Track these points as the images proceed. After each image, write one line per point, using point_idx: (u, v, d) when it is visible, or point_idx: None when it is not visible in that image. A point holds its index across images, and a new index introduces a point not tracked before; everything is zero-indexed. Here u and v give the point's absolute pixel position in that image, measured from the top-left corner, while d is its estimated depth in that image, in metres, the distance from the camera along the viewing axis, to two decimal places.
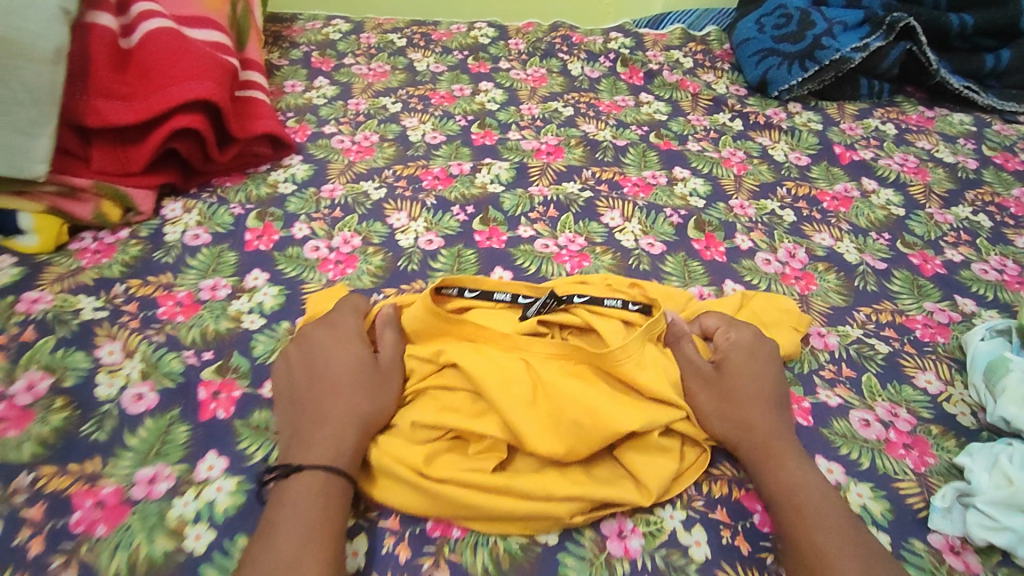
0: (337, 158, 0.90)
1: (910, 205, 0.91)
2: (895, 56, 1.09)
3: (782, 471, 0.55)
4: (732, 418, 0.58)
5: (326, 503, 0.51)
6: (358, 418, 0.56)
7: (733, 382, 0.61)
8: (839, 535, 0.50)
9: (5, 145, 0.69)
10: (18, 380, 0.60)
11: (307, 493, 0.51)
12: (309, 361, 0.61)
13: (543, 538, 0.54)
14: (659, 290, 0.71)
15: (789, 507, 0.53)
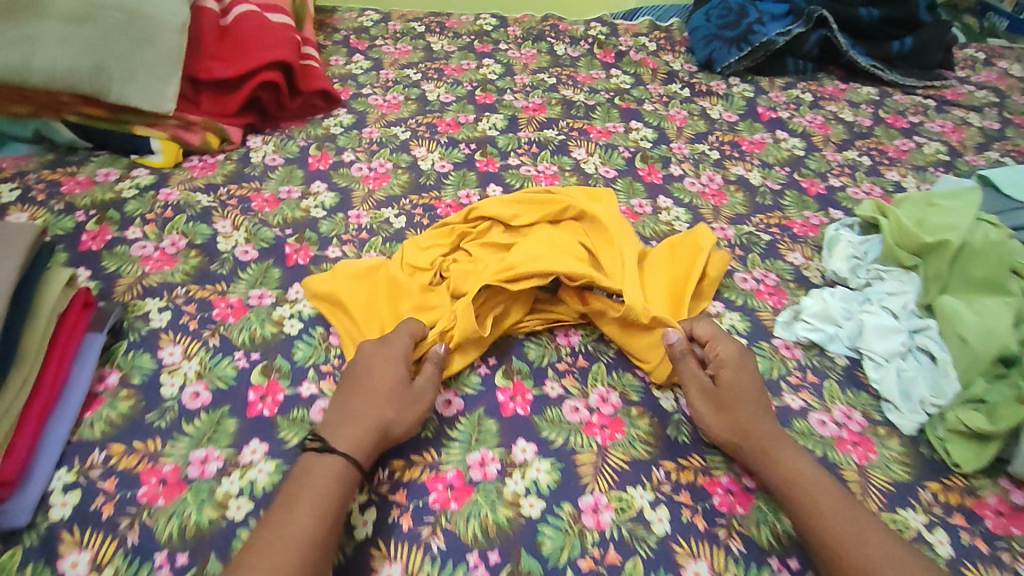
0: (373, 111, 1.19)
1: (810, 149, 1.18)
2: (813, 40, 1.38)
3: (787, 461, 0.64)
4: (725, 416, 0.68)
5: (340, 488, 0.58)
6: (382, 426, 0.63)
7: (719, 395, 0.69)
8: (840, 517, 0.59)
9: (147, 88, 0.96)
10: (165, 239, 0.87)
11: (322, 473, 0.59)
12: (354, 375, 0.68)
13: (516, 336, 0.80)
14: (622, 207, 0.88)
15: (796, 492, 0.62)
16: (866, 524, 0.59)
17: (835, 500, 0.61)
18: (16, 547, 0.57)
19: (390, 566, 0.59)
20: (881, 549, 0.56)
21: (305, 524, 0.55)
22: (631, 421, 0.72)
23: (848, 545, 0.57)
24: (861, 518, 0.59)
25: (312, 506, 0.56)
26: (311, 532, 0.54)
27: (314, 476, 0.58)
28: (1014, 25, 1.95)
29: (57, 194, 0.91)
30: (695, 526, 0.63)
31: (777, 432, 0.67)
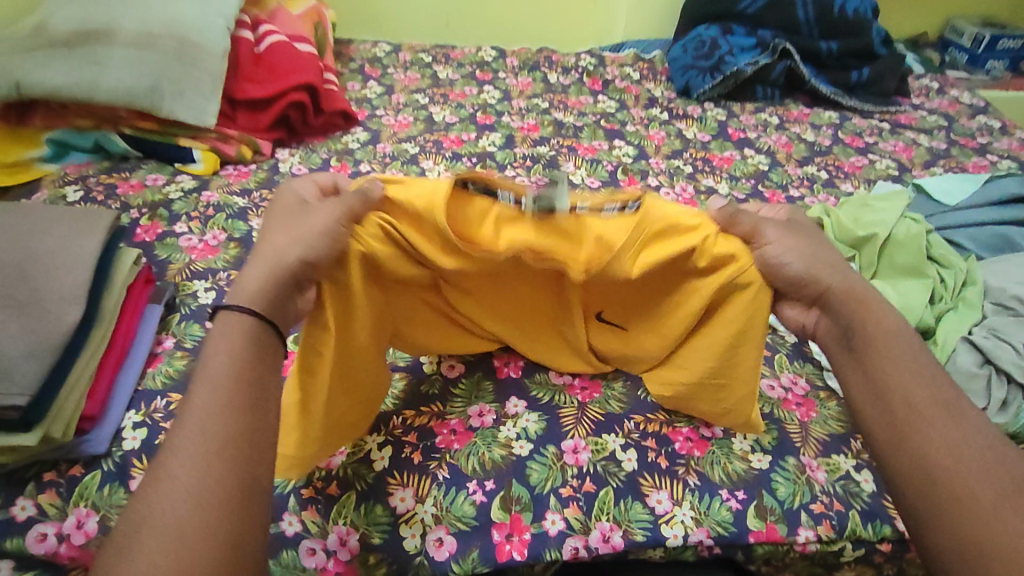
0: (386, 129, 1.34)
1: (774, 164, 1.33)
2: (778, 70, 1.54)
3: (875, 316, 0.64)
4: (808, 263, 0.66)
5: (245, 349, 0.55)
6: (278, 268, 0.59)
7: (801, 248, 0.68)
8: (917, 381, 0.59)
9: (194, 105, 1.12)
10: (208, 233, 1.01)
11: (229, 331, 0.55)
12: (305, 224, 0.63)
13: None
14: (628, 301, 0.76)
15: (877, 344, 0.62)
16: (940, 401, 0.58)
17: (914, 375, 0.60)
18: (97, 469, 0.69)
19: (403, 490, 0.70)
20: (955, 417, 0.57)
21: (218, 398, 0.51)
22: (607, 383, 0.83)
23: (924, 408, 0.58)
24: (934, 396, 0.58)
25: (206, 395, 0.51)
26: (199, 427, 0.50)
27: (223, 355, 0.54)
28: (972, 58, 2.13)
29: (114, 195, 1.06)
30: (658, 464, 0.75)
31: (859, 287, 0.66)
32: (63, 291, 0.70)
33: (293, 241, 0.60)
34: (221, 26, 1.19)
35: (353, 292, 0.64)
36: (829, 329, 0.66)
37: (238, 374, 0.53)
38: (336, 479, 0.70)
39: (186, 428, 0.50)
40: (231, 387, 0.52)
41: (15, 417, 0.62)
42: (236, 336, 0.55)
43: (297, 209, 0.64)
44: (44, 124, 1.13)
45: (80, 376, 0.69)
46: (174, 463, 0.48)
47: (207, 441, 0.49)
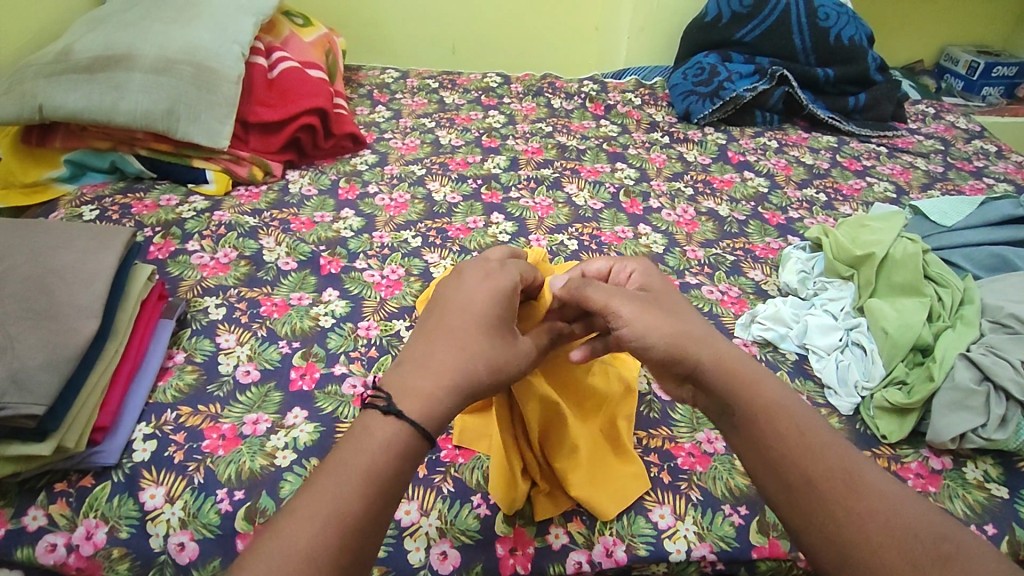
0: (393, 152, 1.37)
1: (774, 187, 1.35)
2: (777, 95, 1.57)
3: (752, 380, 0.59)
4: (670, 330, 0.61)
5: (386, 460, 0.50)
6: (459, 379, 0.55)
7: (665, 311, 0.63)
8: (810, 440, 0.54)
9: (208, 128, 1.15)
10: (219, 251, 1.03)
11: (379, 432, 0.51)
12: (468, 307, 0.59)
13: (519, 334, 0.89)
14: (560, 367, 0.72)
15: (763, 422, 0.56)
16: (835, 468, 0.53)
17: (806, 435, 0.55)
18: (108, 480, 0.69)
19: (407, 504, 0.70)
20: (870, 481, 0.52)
21: (329, 514, 0.46)
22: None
23: (833, 484, 0.51)
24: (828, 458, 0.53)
25: (329, 507, 0.47)
26: (304, 532, 0.45)
27: (366, 452, 0.50)
28: (968, 85, 2.18)
29: (129, 215, 1.10)
30: (662, 479, 0.74)
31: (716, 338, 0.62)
32: (80, 305, 0.72)
33: (497, 370, 0.57)
34: (236, 52, 1.23)
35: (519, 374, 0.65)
36: (708, 405, 0.60)
37: (377, 475, 0.49)
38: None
39: (305, 525, 0.46)
40: (363, 488, 0.48)
41: (32, 426, 0.64)
42: (390, 442, 0.50)
43: (484, 307, 0.60)
44: (64, 145, 1.17)
45: (93, 387, 0.71)
46: (282, 564, 0.44)
47: (300, 554, 0.44)
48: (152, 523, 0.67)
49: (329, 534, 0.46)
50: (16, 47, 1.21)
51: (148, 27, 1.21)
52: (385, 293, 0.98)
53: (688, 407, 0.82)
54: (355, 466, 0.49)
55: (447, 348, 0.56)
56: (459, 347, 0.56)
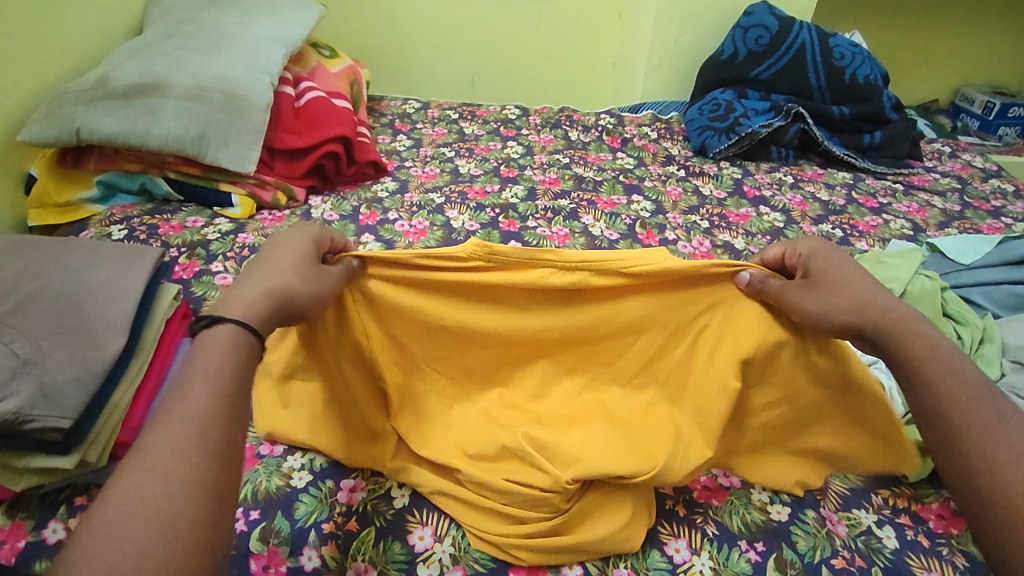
0: (414, 180, 1.40)
1: (790, 222, 1.36)
2: (792, 132, 1.58)
3: (927, 345, 0.63)
4: (855, 304, 0.67)
5: (240, 360, 0.55)
6: (278, 290, 0.61)
7: (836, 289, 0.68)
8: (972, 400, 0.59)
9: (236, 152, 1.19)
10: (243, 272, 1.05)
11: (220, 340, 0.55)
12: (262, 254, 0.65)
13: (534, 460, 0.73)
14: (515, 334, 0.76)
15: (923, 372, 0.62)
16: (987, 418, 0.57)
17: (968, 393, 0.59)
18: None
19: (421, 529, 0.69)
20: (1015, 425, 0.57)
21: (199, 409, 0.50)
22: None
23: (978, 435, 0.57)
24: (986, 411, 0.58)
25: (198, 401, 0.50)
26: (184, 428, 0.49)
27: (213, 353, 0.54)
28: (984, 124, 2.19)
29: (155, 235, 1.13)
30: (677, 513, 0.72)
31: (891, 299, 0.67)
32: (107, 322, 0.73)
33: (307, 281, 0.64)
34: (266, 82, 1.27)
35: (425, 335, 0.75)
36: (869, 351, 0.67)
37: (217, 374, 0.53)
38: (356, 514, 0.70)
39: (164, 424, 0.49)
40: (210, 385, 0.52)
41: (57, 440, 0.65)
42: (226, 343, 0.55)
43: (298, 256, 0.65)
44: (97, 167, 1.21)
45: (119, 402, 0.72)
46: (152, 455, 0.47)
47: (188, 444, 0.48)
48: None
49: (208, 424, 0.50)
50: (57, 72, 1.26)
51: (184, 57, 1.25)
52: None
53: None
54: (208, 367, 0.53)
55: (251, 279, 0.61)
56: (271, 266, 0.63)
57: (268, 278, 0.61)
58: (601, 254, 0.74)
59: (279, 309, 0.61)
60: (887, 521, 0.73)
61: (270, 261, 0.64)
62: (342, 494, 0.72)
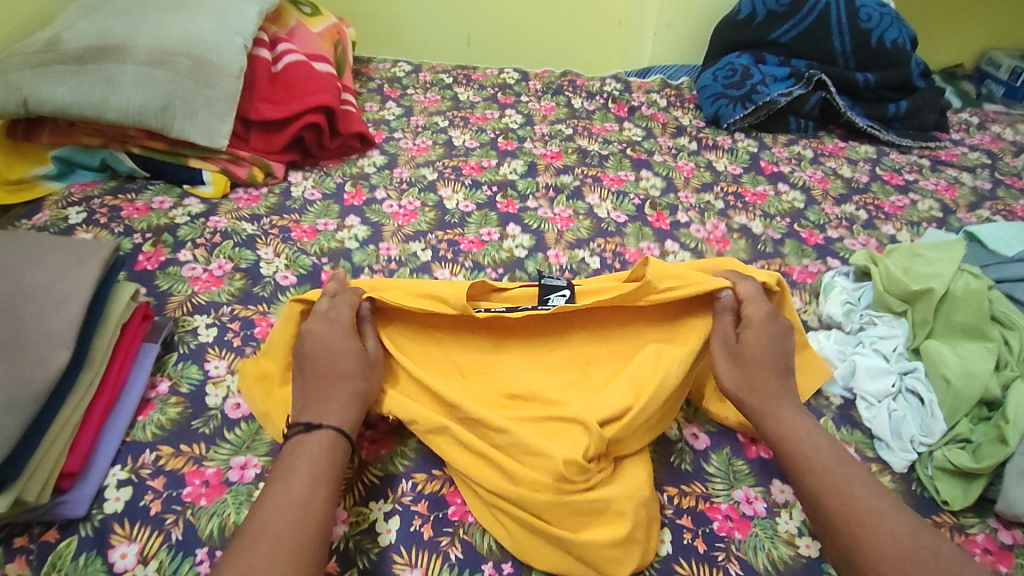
0: (404, 153, 1.29)
1: (811, 202, 1.26)
2: (813, 101, 1.46)
3: (787, 421, 0.69)
4: (745, 385, 0.72)
5: (338, 456, 0.64)
6: (359, 396, 0.69)
7: (750, 352, 0.74)
8: (833, 461, 0.65)
9: (205, 125, 1.07)
10: (213, 262, 0.95)
11: (317, 440, 0.64)
12: (321, 351, 0.71)
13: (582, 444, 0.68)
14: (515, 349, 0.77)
15: (789, 451, 0.67)
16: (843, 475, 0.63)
17: (829, 454, 0.66)
18: (74, 535, 0.61)
19: (410, 572, 0.62)
20: (865, 490, 0.62)
21: (302, 490, 0.59)
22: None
23: (837, 490, 0.62)
24: (844, 470, 0.64)
25: (302, 486, 0.59)
26: (286, 506, 0.58)
27: (311, 446, 0.63)
28: (1010, 91, 2.06)
29: (118, 218, 1.02)
30: (695, 549, 0.65)
31: (772, 372, 0.73)
32: (50, 333, 0.64)
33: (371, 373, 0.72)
34: (239, 43, 1.12)
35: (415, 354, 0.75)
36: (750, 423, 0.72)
37: (322, 467, 0.62)
38: (336, 554, 0.62)
39: (275, 510, 0.57)
40: (316, 480, 0.61)
41: None
42: (325, 443, 0.64)
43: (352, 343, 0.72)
44: (51, 140, 1.09)
45: (63, 425, 0.64)
46: (269, 536, 0.55)
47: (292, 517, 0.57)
48: None
49: (308, 503, 0.58)
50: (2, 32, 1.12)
51: (146, 14, 1.11)
52: None
53: (724, 458, 0.74)
54: (311, 459, 0.62)
55: (328, 391, 0.69)
56: (341, 373, 0.70)
57: (350, 389, 0.69)
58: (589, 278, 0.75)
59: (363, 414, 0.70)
60: None
61: (335, 368, 0.70)
62: None
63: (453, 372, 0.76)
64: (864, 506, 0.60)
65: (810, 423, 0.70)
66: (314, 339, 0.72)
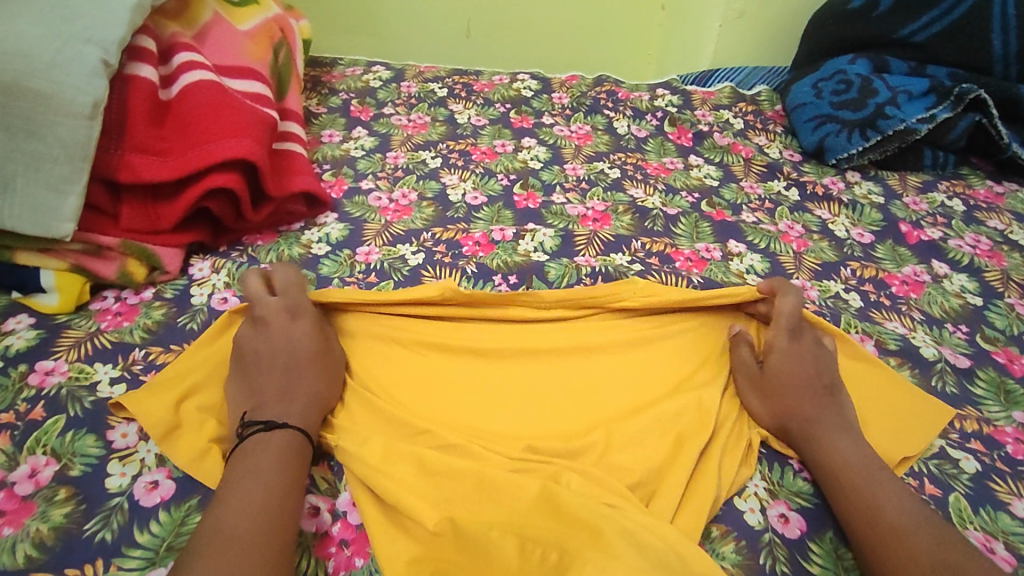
0: (374, 217, 0.86)
1: (988, 293, 0.83)
2: (963, 127, 1.03)
3: (822, 440, 0.61)
4: (781, 411, 0.63)
5: (297, 462, 0.55)
6: (314, 399, 0.60)
7: (779, 367, 0.66)
8: (869, 475, 0.57)
9: (33, 202, 0.65)
10: (20, 465, 0.55)
11: (274, 445, 0.55)
12: (271, 347, 0.62)
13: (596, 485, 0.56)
14: (513, 365, 0.68)
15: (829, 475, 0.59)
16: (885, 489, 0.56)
17: (863, 471, 0.58)
18: None
19: None
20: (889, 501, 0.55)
21: (260, 503, 0.50)
22: (712, 545, 0.56)
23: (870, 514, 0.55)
24: (882, 483, 0.57)
25: (257, 495, 0.51)
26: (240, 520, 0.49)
27: (266, 452, 0.54)
28: None
29: None
30: None
31: (804, 382, 0.65)
32: None
33: (331, 377, 0.63)
34: (95, 57, 0.69)
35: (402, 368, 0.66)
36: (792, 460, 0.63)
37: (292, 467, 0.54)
38: None
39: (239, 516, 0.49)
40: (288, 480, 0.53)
41: None
42: (285, 440, 0.55)
43: (305, 342, 0.63)
44: None
45: None
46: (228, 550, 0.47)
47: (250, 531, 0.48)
48: None
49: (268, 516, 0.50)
50: None
51: None
52: (334, 567, 0.53)
53: None
54: (270, 465, 0.53)
55: (274, 392, 0.59)
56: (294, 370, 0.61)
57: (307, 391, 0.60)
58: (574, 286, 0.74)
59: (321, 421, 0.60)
60: None
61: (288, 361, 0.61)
62: None
63: (441, 386, 0.66)
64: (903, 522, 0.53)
65: (856, 441, 0.61)
66: (258, 340, 0.63)
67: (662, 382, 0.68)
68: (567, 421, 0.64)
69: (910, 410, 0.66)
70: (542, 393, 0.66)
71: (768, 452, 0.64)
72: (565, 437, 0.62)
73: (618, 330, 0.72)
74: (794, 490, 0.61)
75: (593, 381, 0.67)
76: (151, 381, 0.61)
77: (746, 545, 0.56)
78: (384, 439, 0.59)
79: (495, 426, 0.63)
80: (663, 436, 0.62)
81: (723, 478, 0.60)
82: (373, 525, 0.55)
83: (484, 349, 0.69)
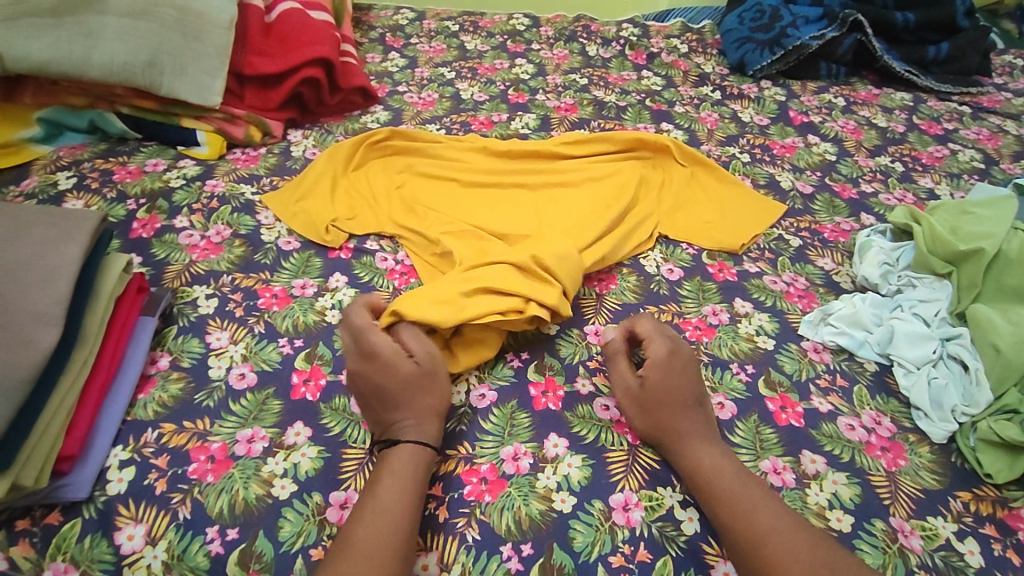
0: (408, 108, 1.22)
1: (843, 154, 1.18)
2: (847, 44, 1.37)
3: (692, 457, 0.68)
4: (666, 216, 1.01)
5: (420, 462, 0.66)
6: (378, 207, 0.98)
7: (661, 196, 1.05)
8: (715, 456, 0.68)
9: (196, 82, 1.01)
10: (211, 228, 0.92)
11: (402, 456, 0.65)
12: (352, 186, 1.02)
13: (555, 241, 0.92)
14: (502, 191, 1.04)
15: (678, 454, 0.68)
16: (729, 468, 0.67)
17: (713, 453, 0.68)
18: (77, 517, 0.63)
19: (427, 558, 0.63)
20: (768, 513, 0.62)
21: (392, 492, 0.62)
22: (622, 276, 0.92)
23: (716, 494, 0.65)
24: (726, 463, 0.67)
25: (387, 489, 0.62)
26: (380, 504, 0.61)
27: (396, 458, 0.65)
28: None
29: (110, 182, 0.97)
30: None
31: (676, 203, 1.04)
32: (36, 313, 0.62)
33: (388, 197, 1.01)
34: None
35: (429, 190, 1.03)
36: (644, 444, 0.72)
37: (424, 474, 0.65)
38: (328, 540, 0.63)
39: (385, 509, 0.60)
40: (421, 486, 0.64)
41: None
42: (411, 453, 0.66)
43: (369, 184, 1.03)
44: (34, 101, 1.02)
45: (58, 408, 0.63)
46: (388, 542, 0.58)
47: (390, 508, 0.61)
48: (130, 569, 0.60)
49: (400, 499, 0.62)
50: None
51: None
52: (398, 283, 0.89)
53: (751, 426, 0.75)
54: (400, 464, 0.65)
55: (356, 205, 0.98)
56: (366, 197, 1.00)
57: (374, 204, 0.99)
58: (538, 145, 1.11)
59: (383, 214, 0.97)
60: (968, 531, 0.67)
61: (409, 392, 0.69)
62: (332, 512, 0.65)
63: (456, 199, 1.02)
64: (742, 499, 0.64)
65: (705, 425, 0.71)
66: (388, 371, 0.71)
67: (602, 196, 1.03)
68: (537, 215, 1.00)
69: (755, 208, 1.03)
70: (520, 203, 1.02)
71: (666, 240, 0.99)
72: (535, 224, 0.98)
73: (569, 171, 1.07)
74: (679, 257, 0.96)
75: (555, 199, 1.03)
76: (281, 188, 0.99)
77: (643, 277, 0.93)
78: (423, 222, 0.96)
79: (488, 216, 0.99)
80: (598, 220, 0.97)
81: (632, 241, 0.95)
82: (418, 263, 0.91)
83: (482, 178, 1.05)
